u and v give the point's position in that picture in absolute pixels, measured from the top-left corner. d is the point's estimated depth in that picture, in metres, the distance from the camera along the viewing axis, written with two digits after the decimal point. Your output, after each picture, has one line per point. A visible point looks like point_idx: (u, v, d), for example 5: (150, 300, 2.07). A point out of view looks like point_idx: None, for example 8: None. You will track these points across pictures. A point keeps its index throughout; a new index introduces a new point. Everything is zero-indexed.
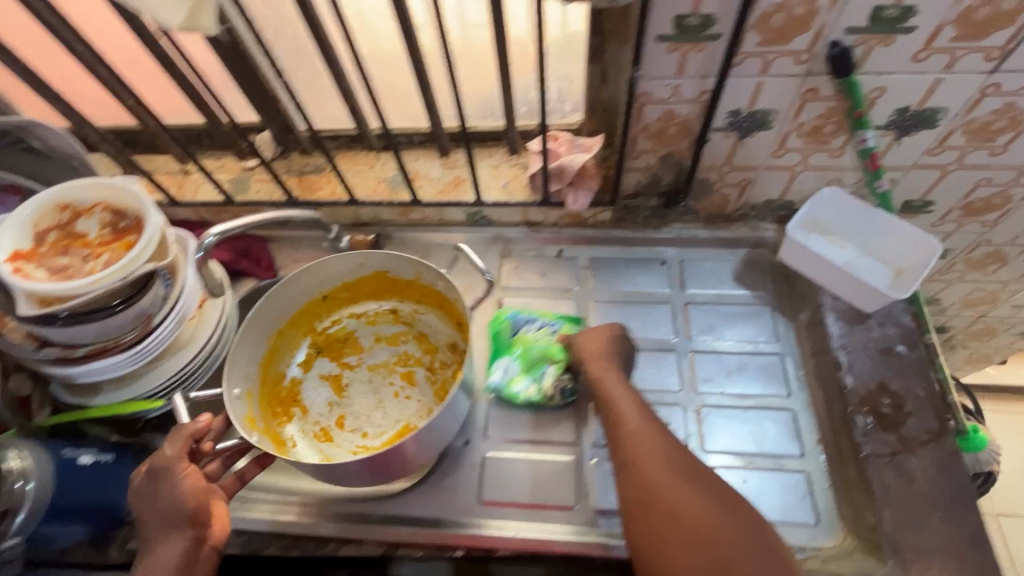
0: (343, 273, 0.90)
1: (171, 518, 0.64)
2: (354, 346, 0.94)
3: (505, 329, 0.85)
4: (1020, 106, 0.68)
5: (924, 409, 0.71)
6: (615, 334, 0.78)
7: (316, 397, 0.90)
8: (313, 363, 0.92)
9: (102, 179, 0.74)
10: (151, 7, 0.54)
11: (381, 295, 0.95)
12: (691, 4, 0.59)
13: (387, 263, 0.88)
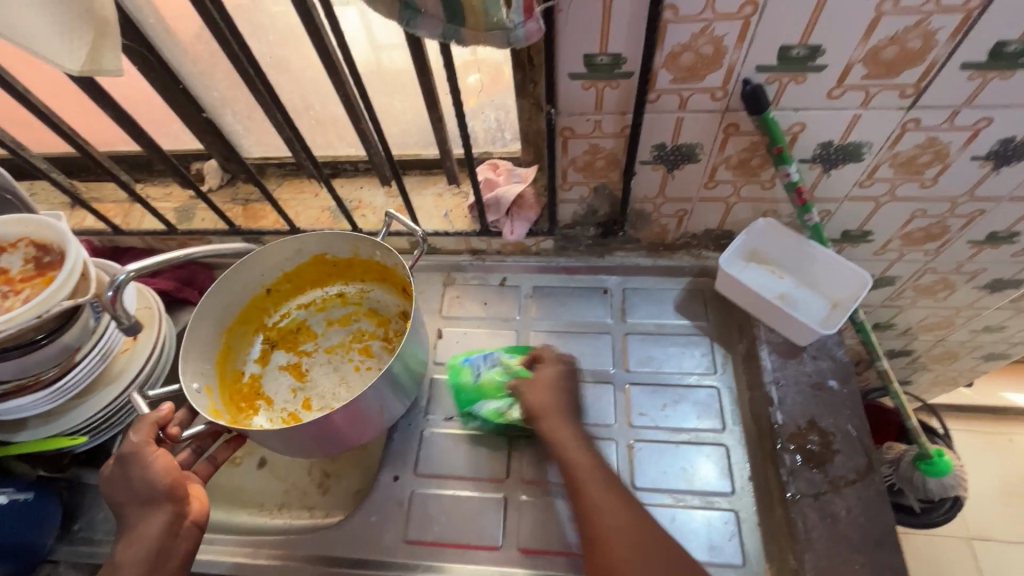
0: (282, 262, 0.85)
1: (148, 496, 0.63)
2: (308, 333, 0.92)
3: (466, 377, 0.81)
4: (944, 140, 0.67)
5: (853, 447, 0.70)
6: (568, 376, 0.75)
7: (278, 389, 0.87)
8: (269, 356, 0.89)
9: (26, 215, 0.74)
10: (47, 54, 0.53)
11: (326, 280, 0.92)
12: (598, 44, 0.59)
13: (323, 244, 0.84)
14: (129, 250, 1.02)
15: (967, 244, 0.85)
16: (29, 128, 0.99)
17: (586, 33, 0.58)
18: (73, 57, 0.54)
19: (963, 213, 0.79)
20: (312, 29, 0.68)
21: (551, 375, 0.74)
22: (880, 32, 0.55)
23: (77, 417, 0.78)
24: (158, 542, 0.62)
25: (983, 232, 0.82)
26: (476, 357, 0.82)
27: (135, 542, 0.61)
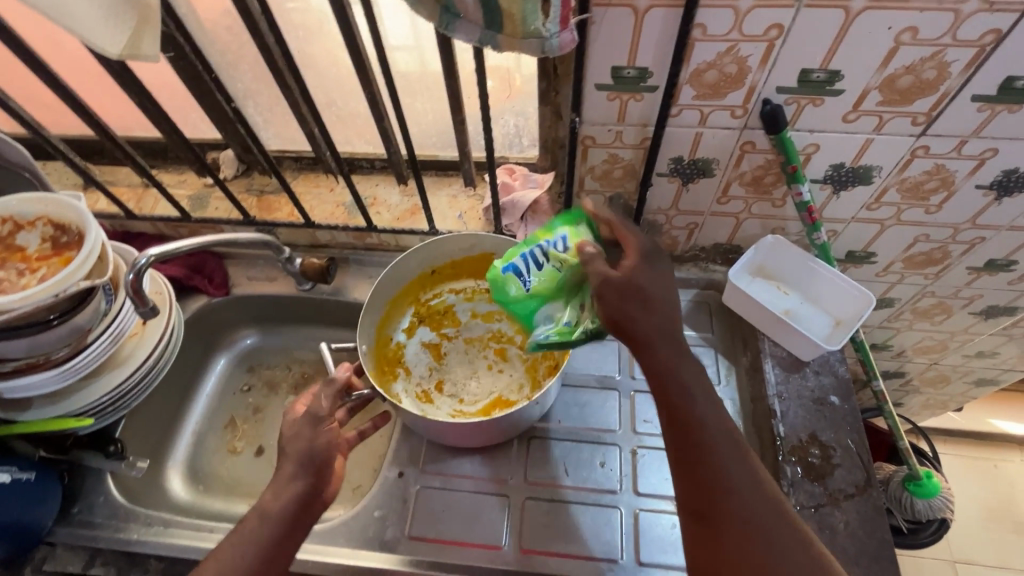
0: (454, 249, 0.89)
1: (302, 461, 0.63)
2: (452, 319, 0.93)
3: (513, 288, 0.69)
4: (950, 168, 0.70)
5: (853, 462, 0.72)
6: (652, 272, 0.62)
7: (417, 363, 0.89)
8: (416, 331, 0.92)
9: (46, 193, 0.74)
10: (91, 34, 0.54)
11: (484, 274, 0.93)
12: (627, 57, 0.61)
13: (496, 246, 0.86)
14: (140, 235, 1.02)
15: (966, 269, 0.87)
16: (55, 111, 0.99)
17: (616, 46, 0.60)
18: (112, 41, 0.55)
19: (964, 240, 0.81)
20: (344, 25, 0.69)
21: (643, 272, 0.62)
22: (898, 61, 0.58)
23: (84, 399, 0.78)
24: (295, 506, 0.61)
25: (982, 259, 0.84)
26: (518, 261, 0.69)
27: (280, 494, 0.61)
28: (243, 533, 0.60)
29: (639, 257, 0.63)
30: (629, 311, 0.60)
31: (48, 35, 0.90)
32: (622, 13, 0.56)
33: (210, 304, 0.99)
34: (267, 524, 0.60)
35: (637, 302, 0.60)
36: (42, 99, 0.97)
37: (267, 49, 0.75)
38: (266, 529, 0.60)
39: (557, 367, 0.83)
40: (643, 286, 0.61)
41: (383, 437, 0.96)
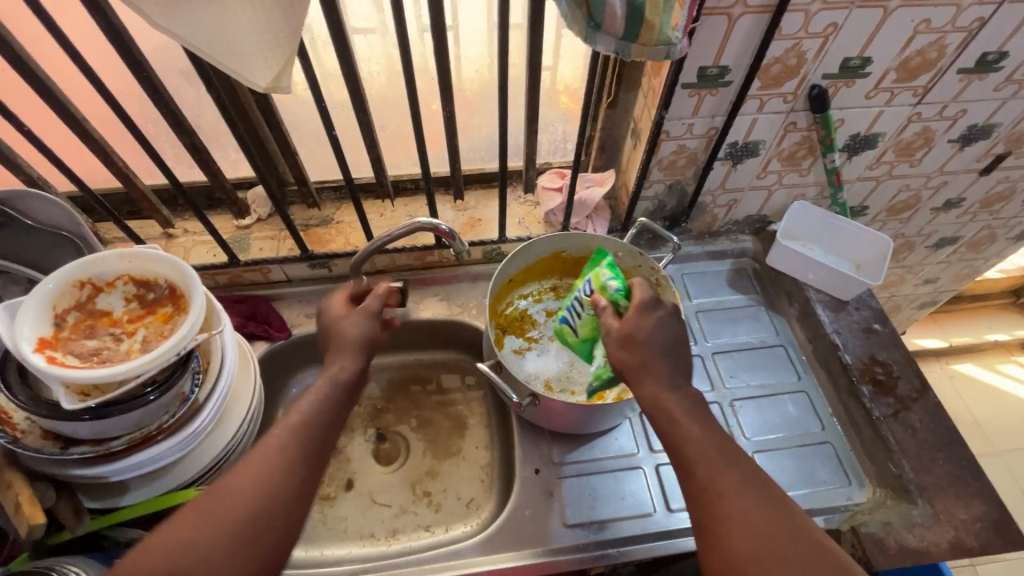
0: (530, 254, 0.92)
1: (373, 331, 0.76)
2: (531, 321, 0.95)
3: (569, 336, 0.83)
4: (933, 129, 0.88)
5: (908, 372, 0.87)
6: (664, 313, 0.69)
7: (519, 369, 0.89)
8: (504, 342, 0.92)
9: (127, 248, 0.67)
10: (245, 58, 0.52)
11: (549, 273, 0.97)
12: (713, 58, 0.71)
13: (567, 242, 0.91)
14: None
15: (930, 210, 1.09)
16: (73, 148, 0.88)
17: (707, 48, 0.70)
18: (260, 74, 0.54)
19: (933, 186, 1.02)
20: (440, 47, 0.72)
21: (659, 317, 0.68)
22: (913, 47, 0.74)
23: (190, 469, 0.71)
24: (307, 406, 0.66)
25: (942, 200, 1.06)
26: (565, 312, 0.82)
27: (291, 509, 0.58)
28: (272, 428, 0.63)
29: (637, 310, 0.69)
30: (629, 356, 0.66)
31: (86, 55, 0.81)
32: (719, 20, 0.66)
33: (272, 348, 0.93)
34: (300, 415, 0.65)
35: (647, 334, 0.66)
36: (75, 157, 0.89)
37: (351, 77, 0.74)
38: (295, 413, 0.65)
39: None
40: (640, 329, 0.67)
41: (481, 447, 0.96)
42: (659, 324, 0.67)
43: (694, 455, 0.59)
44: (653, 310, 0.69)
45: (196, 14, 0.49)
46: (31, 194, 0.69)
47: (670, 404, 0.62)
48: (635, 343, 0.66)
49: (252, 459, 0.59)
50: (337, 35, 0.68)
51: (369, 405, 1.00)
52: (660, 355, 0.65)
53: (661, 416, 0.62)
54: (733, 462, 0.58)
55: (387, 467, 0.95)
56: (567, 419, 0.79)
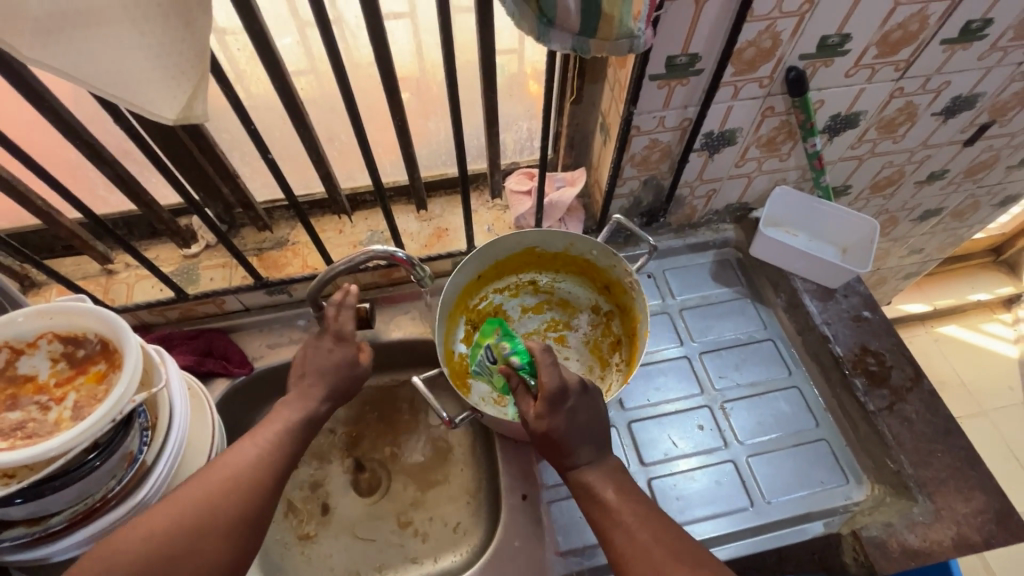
0: (501, 251, 0.85)
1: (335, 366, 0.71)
2: (505, 317, 0.90)
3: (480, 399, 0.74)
4: (915, 104, 0.84)
5: (901, 360, 0.84)
6: (573, 403, 0.62)
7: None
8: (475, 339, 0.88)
9: (45, 304, 0.60)
10: (142, 87, 0.44)
11: (524, 267, 0.91)
12: (681, 46, 0.65)
13: (542, 239, 0.85)
14: None
15: (914, 184, 1.05)
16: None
17: (674, 36, 0.63)
18: (166, 104, 0.46)
19: (917, 160, 0.98)
20: (381, 49, 0.64)
21: (568, 408, 0.61)
22: (894, 19, 0.68)
23: None
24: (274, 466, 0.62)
25: (926, 173, 1.02)
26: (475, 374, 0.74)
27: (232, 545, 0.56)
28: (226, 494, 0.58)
29: (544, 407, 0.61)
30: (551, 450, 0.63)
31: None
32: (685, 5, 0.60)
33: (233, 386, 0.86)
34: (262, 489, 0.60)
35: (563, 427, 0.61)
36: None
37: (285, 91, 0.66)
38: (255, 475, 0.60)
39: (622, 344, 0.87)
40: (554, 431, 0.61)
41: (465, 469, 0.92)
42: (573, 415, 0.62)
43: (609, 520, 0.58)
44: (563, 403, 0.61)
45: (81, 46, 0.41)
46: None
47: (591, 480, 0.61)
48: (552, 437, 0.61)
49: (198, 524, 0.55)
50: (263, 48, 0.60)
51: (346, 433, 0.95)
52: (577, 429, 0.62)
53: (581, 490, 0.61)
54: (649, 529, 0.57)
55: (369, 499, 0.90)
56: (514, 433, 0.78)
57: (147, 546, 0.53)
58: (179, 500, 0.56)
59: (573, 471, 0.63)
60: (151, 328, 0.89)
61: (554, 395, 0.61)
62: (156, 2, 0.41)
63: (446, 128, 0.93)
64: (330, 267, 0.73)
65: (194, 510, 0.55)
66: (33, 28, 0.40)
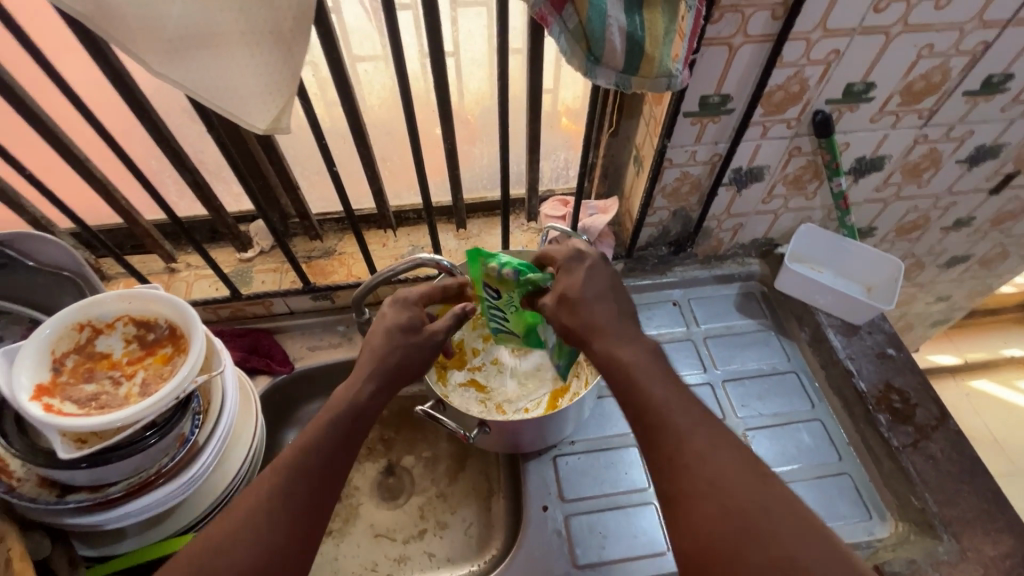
0: None
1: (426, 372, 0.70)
2: (471, 349, 0.93)
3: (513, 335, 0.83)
4: (939, 150, 0.87)
5: (926, 399, 0.85)
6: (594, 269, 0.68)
7: (469, 403, 0.89)
8: (448, 377, 0.91)
9: (129, 289, 0.66)
10: (241, 102, 0.51)
11: None
12: (715, 87, 0.70)
13: None
14: None
15: (939, 230, 1.07)
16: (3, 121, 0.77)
17: (708, 77, 0.69)
18: (258, 116, 0.53)
19: (942, 206, 1.00)
20: (440, 74, 0.72)
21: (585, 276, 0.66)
22: (917, 70, 0.73)
23: (191, 512, 0.70)
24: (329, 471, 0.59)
25: (952, 219, 1.05)
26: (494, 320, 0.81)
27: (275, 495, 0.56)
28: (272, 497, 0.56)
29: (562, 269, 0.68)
30: (568, 313, 0.66)
31: (82, 96, 0.77)
32: (720, 50, 0.66)
33: (274, 383, 0.91)
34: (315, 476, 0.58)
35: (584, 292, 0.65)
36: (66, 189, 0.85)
37: (352, 110, 0.74)
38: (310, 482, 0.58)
39: None
40: (575, 288, 0.66)
41: (488, 479, 0.94)
42: (591, 277, 0.67)
43: (658, 414, 0.58)
44: (580, 263, 0.68)
45: (200, 63, 0.48)
46: (38, 237, 0.69)
47: (626, 360, 0.61)
48: (574, 304, 0.65)
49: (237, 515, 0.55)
50: (337, 71, 0.68)
51: (377, 437, 0.98)
52: (604, 325, 0.64)
53: (615, 367, 0.61)
54: (686, 413, 0.58)
55: (393, 502, 0.93)
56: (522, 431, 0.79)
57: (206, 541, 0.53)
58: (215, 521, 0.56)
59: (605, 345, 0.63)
60: (204, 324, 0.95)
61: (571, 256, 0.68)
62: (267, 29, 0.48)
63: (488, 156, 1.00)
64: (375, 275, 0.78)
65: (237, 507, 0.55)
66: (163, 46, 0.47)
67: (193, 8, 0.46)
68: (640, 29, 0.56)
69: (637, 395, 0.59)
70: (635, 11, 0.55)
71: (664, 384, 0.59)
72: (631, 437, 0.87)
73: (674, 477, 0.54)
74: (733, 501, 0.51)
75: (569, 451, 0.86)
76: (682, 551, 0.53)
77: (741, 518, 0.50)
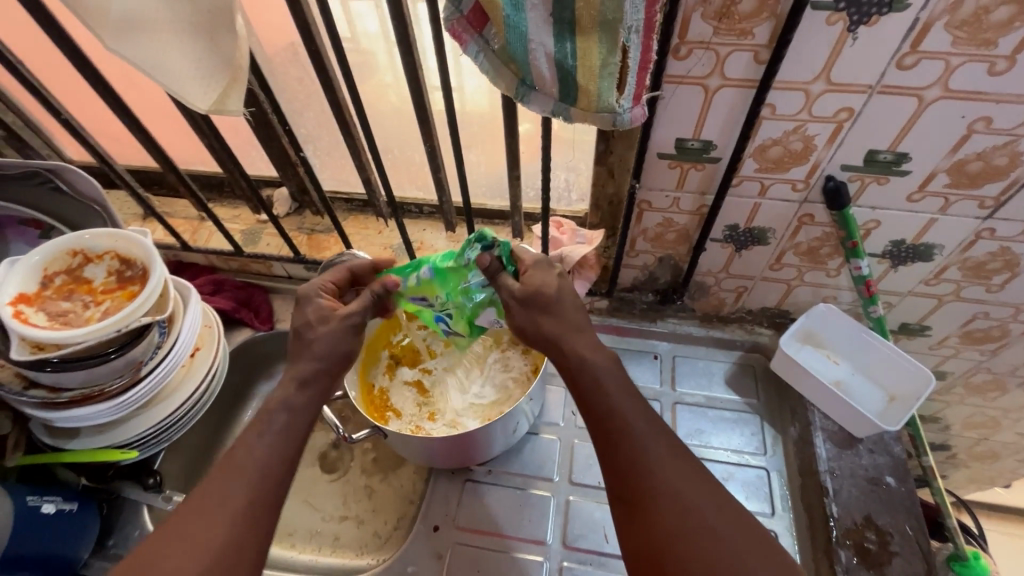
0: None
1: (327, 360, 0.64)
2: (428, 352, 0.92)
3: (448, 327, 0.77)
4: (1015, 251, 0.68)
5: (911, 550, 0.70)
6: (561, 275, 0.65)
7: (405, 402, 0.89)
8: (397, 372, 0.91)
9: (118, 230, 0.77)
10: (180, 84, 0.56)
11: None
12: (692, 131, 0.62)
13: None
14: (193, 266, 1.06)
15: None
16: (61, 73, 0.98)
17: (682, 120, 0.61)
18: (199, 97, 0.57)
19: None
20: (412, 75, 0.71)
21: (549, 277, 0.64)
22: (969, 148, 0.57)
23: (131, 430, 0.79)
24: (262, 485, 0.57)
25: None
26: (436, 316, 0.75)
27: (232, 491, 0.56)
28: (207, 515, 0.54)
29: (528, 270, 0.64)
30: (539, 312, 0.62)
31: None
32: (693, 90, 0.58)
33: (254, 337, 1.00)
34: (261, 472, 0.57)
35: (548, 285, 0.63)
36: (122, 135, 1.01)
37: (336, 101, 0.77)
38: (242, 493, 0.56)
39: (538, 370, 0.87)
40: (546, 289, 0.62)
41: (415, 479, 0.93)
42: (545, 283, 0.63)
43: (613, 409, 0.58)
44: (545, 266, 0.65)
45: (140, 47, 0.53)
46: (68, 169, 0.82)
47: (590, 356, 0.60)
48: (542, 300, 0.62)
49: (196, 519, 0.54)
50: (317, 61, 0.71)
51: (335, 407, 1.00)
52: (572, 328, 0.62)
53: (582, 369, 0.60)
54: (638, 410, 0.58)
55: (327, 474, 0.95)
56: (430, 448, 0.78)
57: (175, 535, 0.53)
58: (174, 525, 0.54)
59: (568, 348, 0.61)
60: (216, 271, 1.07)
61: (539, 260, 0.65)
62: (190, 19, 0.52)
63: (492, 164, 0.98)
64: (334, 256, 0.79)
65: (194, 510, 0.55)
66: (111, 23, 0.51)
67: None
68: (572, 57, 0.51)
69: (599, 400, 0.58)
70: (567, 38, 0.50)
71: (623, 385, 0.59)
72: (553, 485, 0.82)
73: (631, 484, 0.55)
74: (691, 502, 0.53)
75: (483, 479, 0.84)
76: (630, 545, 0.55)
77: (694, 522, 0.52)
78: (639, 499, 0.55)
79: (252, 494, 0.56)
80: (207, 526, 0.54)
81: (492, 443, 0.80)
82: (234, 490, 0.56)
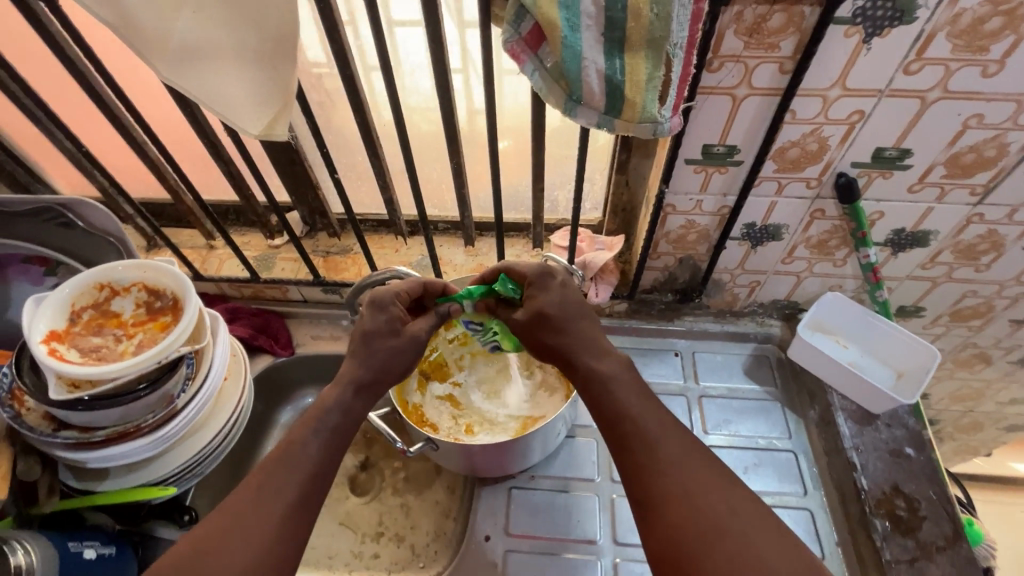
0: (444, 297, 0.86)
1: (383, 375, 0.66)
2: (457, 366, 0.94)
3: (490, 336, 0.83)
4: (1001, 233, 0.76)
5: (937, 513, 0.75)
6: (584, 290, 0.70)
7: (440, 415, 0.89)
8: (428, 387, 0.91)
9: (145, 261, 0.75)
10: (233, 112, 0.56)
11: None
12: (718, 137, 0.67)
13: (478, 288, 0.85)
14: (203, 295, 1.04)
15: (1008, 322, 0.93)
16: None
17: (710, 127, 0.66)
18: (251, 121, 0.58)
19: (1009, 295, 0.87)
20: (444, 95, 0.74)
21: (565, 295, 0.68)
22: (963, 142, 0.64)
23: (165, 466, 0.76)
24: (311, 487, 0.57)
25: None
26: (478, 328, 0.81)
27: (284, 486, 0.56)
28: (257, 508, 0.54)
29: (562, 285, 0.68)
30: (551, 331, 0.66)
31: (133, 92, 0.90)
32: (722, 100, 0.63)
33: (274, 363, 0.98)
34: (308, 466, 0.57)
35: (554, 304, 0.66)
36: (128, 166, 1.00)
37: (364, 123, 0.78)
38: (292, 485, 0.56)
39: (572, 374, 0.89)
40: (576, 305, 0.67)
41: (451, 493, 0.93)
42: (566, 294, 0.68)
43: (626, 413, 0.60)
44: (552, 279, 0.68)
45: (200, 74, 0.54)
46: (85, 203, 0.79)
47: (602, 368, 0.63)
48: (550, 322, 0.66)
49: (243, 512, 0.54)
50: (350, 84, 0.73)
51: (361, 430, 1.00)
52: (584, 343, 0.65)
53: (594, 380, 0.62)
54: (653, 413, 0.60)
55: (361, 498, 0.94)
56: (476, 458, 0.79)
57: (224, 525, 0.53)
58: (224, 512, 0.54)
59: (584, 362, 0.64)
60: (228, 299, 1.05)
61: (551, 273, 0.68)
62: (251, 47, 0.53)
63: None
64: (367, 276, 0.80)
65: (241, 504, 0.54)
66: (173, 56, 0.52)
67: (194, 26, 0.51)
68: (620, 73, 0.55)
69: (611, 406, 0.61)
70: (616, 55, 0.54)
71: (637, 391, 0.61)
72: (595, 485, 0.84)
73: (643, 485, 0.56)
74: (702, 499, 0.54)
75: (526, 485, 0.85)
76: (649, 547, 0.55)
77: (708, 519, 0.52)
78: (651, 500, 0.55)
79: (300, 485, 0.56)
80: (254, 516, 0.53)
81: (532, 450, 0.81)
82: (281, 483, 0.56)
